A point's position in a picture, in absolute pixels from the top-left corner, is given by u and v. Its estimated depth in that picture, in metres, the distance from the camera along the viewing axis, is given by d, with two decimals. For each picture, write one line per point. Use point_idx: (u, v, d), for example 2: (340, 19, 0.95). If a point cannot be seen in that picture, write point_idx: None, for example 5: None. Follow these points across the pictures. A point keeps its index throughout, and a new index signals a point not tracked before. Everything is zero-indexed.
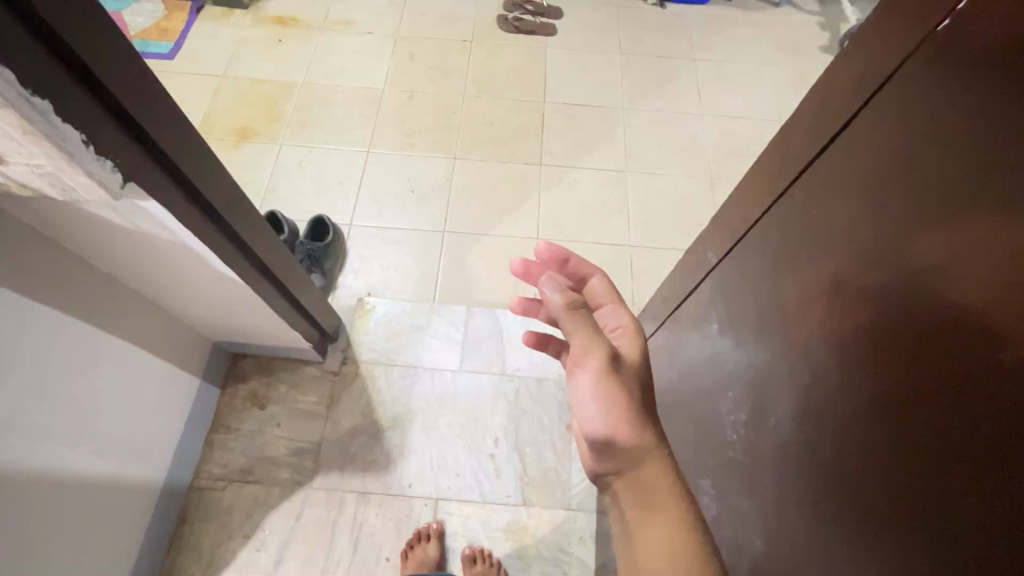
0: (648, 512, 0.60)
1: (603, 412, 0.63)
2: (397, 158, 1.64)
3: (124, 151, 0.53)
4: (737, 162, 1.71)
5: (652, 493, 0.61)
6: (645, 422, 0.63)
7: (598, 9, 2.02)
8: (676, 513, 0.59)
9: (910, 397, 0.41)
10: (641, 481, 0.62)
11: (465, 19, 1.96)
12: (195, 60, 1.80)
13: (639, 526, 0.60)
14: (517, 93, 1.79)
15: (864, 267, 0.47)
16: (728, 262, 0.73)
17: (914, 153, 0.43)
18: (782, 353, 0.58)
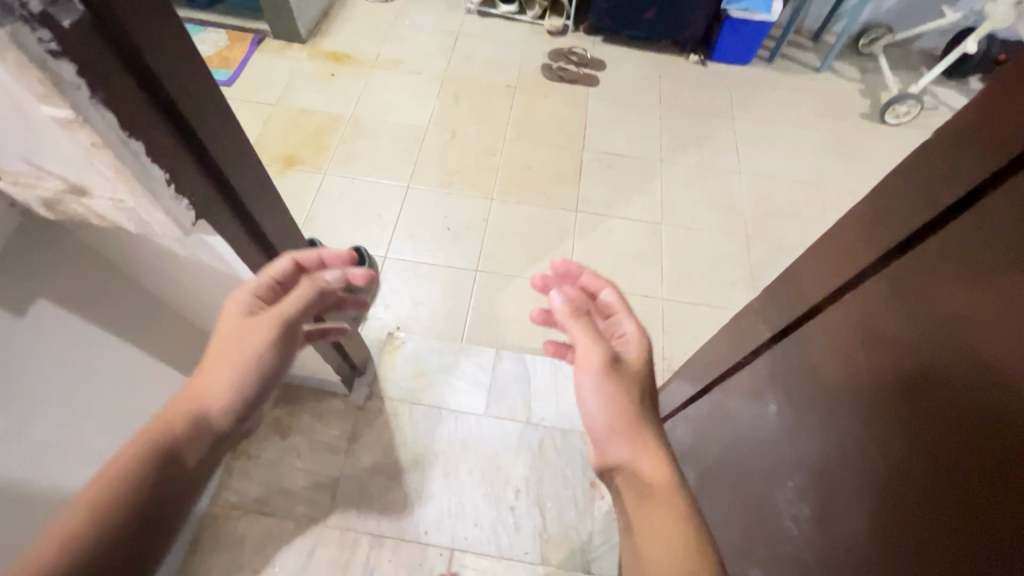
0: (646, 504, 0.67)
1: (603, 408, 0.74)
2: (436, 195, 1.67)
3: (199, 189, 0.54)
4: (773, 222, 1.71)
5: (649, 483, 0.69)
6: (638, 418, 0.73)
7: (640, 64, 2.07)
8: (676, 504, 0.65)
9: (1000, 537, 0.36)
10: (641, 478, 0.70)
11: (511, 66, 2.02)
12: (252, 89, 1.88)
13: (640, 518, 0.66)
14: (557, 140, 1.83)
15: (943, 380, 0.42)
16: (784, 341, 0.67)
17: (1005, 271, 0.37)
18: (846, 458, 0.52)
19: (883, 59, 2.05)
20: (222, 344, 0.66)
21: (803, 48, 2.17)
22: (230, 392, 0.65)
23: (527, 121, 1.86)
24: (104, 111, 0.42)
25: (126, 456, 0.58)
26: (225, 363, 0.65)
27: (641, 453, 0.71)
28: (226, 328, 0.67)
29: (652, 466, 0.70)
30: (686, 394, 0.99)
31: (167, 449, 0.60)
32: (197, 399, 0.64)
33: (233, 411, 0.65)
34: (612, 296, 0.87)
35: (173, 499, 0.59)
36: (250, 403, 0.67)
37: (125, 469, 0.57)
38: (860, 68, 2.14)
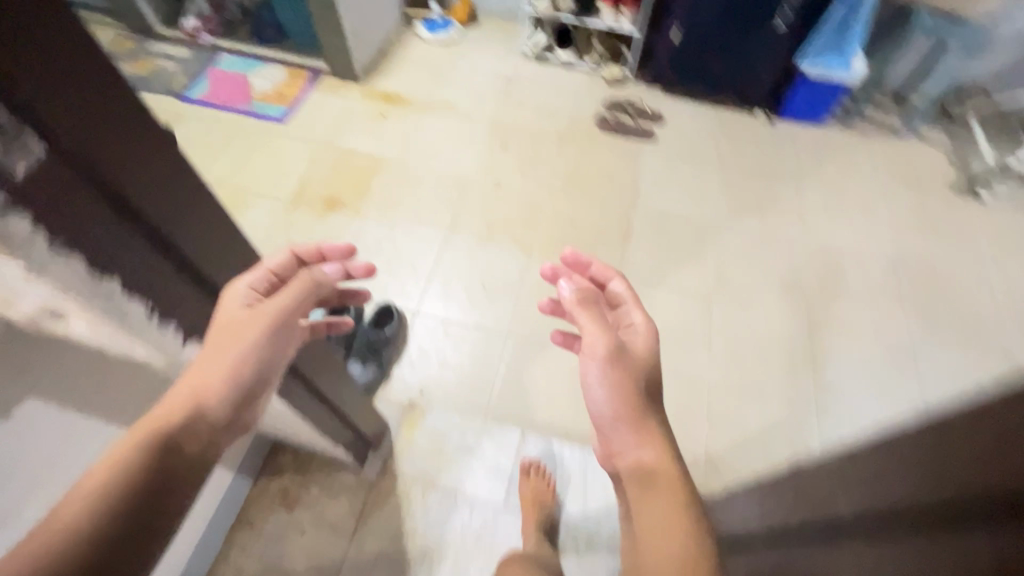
0: (649, 490, 0.63)
1: (607, 394, 0.72)
2: (474, 248, 1.60)
3: (183, 302, 0.52)
4: (840, 304, 1.54)
5: (656, 473, 0.65)
6: (642, 407, 0.70)
7: (702, 118, 1.96)
8: (676, 494, 0.61)
9: None
10: (645, 470, 0.66)
11: (564, 115, 1.95)
12: (304, 126, 1.89)
13: (641, 499, 0.63)
14: (606, 196, 1.73)
15: None
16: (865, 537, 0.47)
17: None
18: None
19: (978, 126, 1.85)
20: (222, 331, 0.61)
21: (884, 107, 2.00)
22: (235, 379, 0.60)
23: (576, 174, 1.78)
24: (71, 256, 0.40)
25: (121, 449, 0.52)
26: (229, 347, 0.61)
27: (643, 442, 0.68)
28: (222, 316, 0.62)
29: (659, 458, 0.66)
30: (739, 536, 0.84)
31: (166, 439, 0.54)
32: (198, 386, 0.59)
33: (238, 399, 0.61)
34: (623, 284, 0.81)
35: (176, 490, 0.53)
36: (255, 388, 0.63)
37: (124, 460, 0.51)
38: (950, 133, 1.94)
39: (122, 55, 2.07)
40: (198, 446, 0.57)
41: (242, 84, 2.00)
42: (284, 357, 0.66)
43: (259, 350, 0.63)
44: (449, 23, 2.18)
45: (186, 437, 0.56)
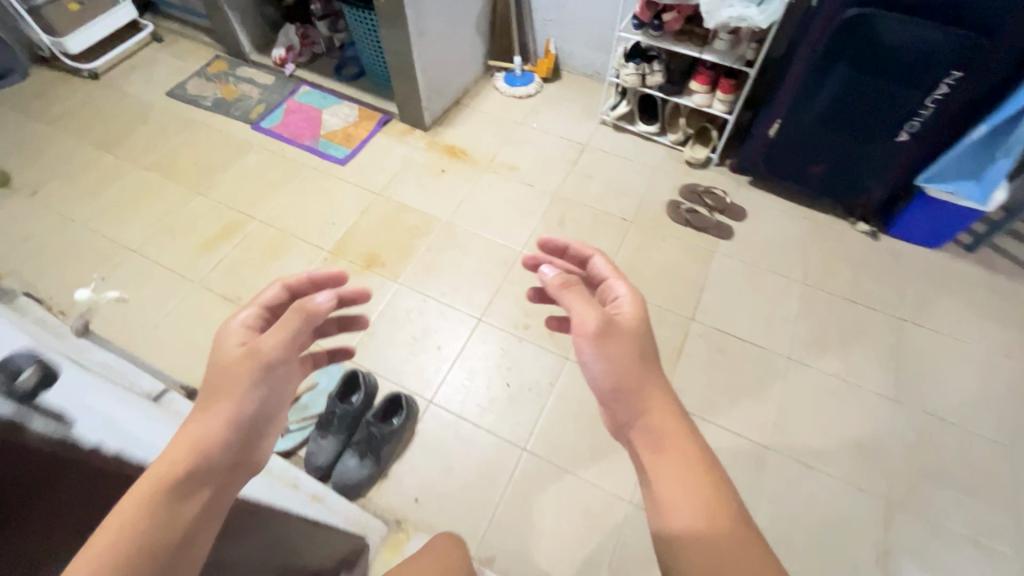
0: (660, 455, 0.69)
1: (614, 366, 0.76)
2: (506, 337, 1.47)
3: None
4: (931, 489, 1.26)
5: (670, 442, 0.70)
6: (640, 377, 0.75)
7: (791, 222, 1.71)
8: (690, 451, 0.69)
9: None
10: (651, 434, 0.71)
11: (633, 195, 1.78)
12: (362, 171, 1.85)
13: (654, 466, 0.69)
14: (662, 299, 1.54)
15: None
16: None
17: None
18: None
19: None
20: (207, 404, 0.66)
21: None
22: (225, 423, 0.65)
23: (633, 267, 1.61)
24: None
25: (148, 487, 0.56)
26: (219, 408, 0.66)
27: (654, 404, 0.73)
28: (225, 360, 0.70)
29: (668, 420, 0.72)
30: None
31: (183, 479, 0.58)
32: (201, 429, 0.64)
33: (231, 443, 0.65)
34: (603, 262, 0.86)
35: (180, 544, 0.54)
36: (254, 429, 0.69)
37: (138, 506, 0.53)
38: None
39: (213, 76, 2.14)
40: (202, 498, 0.58)
41: (313, 118, 2.00)
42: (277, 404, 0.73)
43: (247, 403, 0.68)
44: (529, 78, 2.08)
45: (187, 491, 0.57)
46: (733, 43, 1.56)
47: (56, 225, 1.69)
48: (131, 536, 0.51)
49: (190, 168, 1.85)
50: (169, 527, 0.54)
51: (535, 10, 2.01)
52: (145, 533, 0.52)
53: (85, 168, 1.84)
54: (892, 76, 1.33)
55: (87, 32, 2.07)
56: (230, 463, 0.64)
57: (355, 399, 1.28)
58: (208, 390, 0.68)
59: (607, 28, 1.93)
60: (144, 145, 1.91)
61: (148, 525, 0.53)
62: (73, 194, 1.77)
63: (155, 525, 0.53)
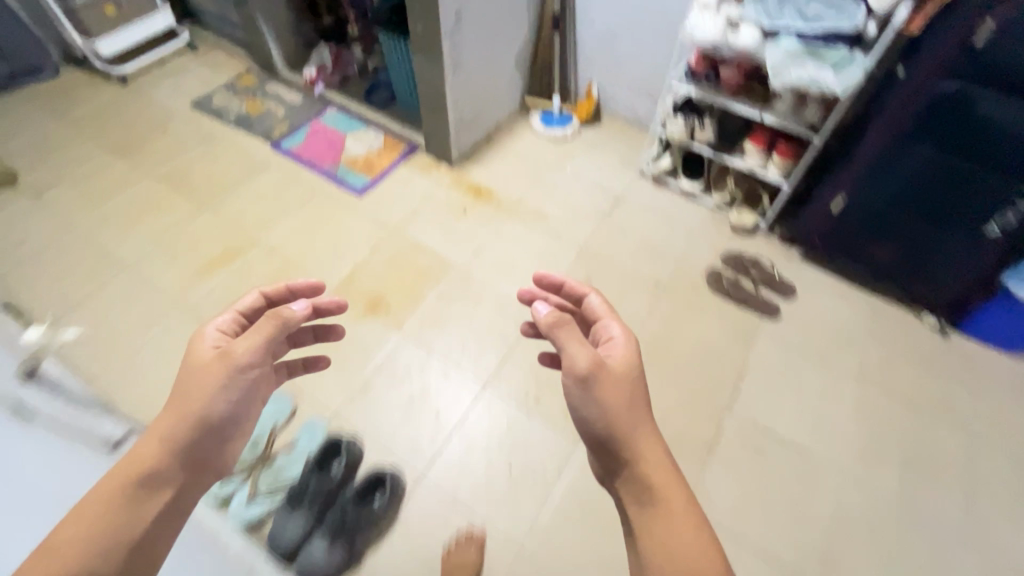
0: (646, 508, 0.69)
1: (607, 411, 0.75)
2: (514, 409, 1.31)
3: None
4: None
5: (655, 492, 0.69)
6: (630, 420, 0.73)
7: (847, 306, 1.52)
8: (680, 500, 0.68)
9: None
10: (639, 482, 0.71)
11: (669, 257, 1.62)
12: (379, 203, 1.72)
13: (640, 517, 0.69)
14: (693, 382, 1.36)
15: None
16: None
17: None
18: None
19: None
20: (177, 403, 0.81)
21: None
22: (191, 423, 0.80)
23: (663, 342, 1.44)
24: None
25: (118, 488, 0.73)
26: (188, 411, 0.80)
27: (646, 449, 0.73)
28: (196, 357, 0.83)
29: (655, 470, 0.71)
30: None
31: (145, 478, 0.75)
32: (172, 426, 0.80)
33: (199, 440, 0.81)
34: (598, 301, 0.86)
35: (136, 533, 0.72)
36: (217, 430, 0.83)
37: (109, 503, 0.72)
38: None
39: (241, 90, 2.07)
40: (167, 491, 0.77)
41: (336, 143, 1.90)
42: (244, 408, 0.87)
43: (213, 406, 0.82)
44: (567, 120, 1.95)
45: (153, 489, 0.75)
46: (796, 105, 1.40)
47: (53, 233, 1.59)
48: (105, 526, 0.70)
49: (201, 184, 1.75)
50: (134, 519, 0.72)
51: (580, 51, 1.90)
52: (110, 526, 0.70)
53: (93, 174, 1.76)
54: (970, 153, 1.16)
55: (120, 37, 2.04)
56: (192, 462, 0.80)
57: (333, 471, 1.15)
58: (175, 392, 0.82)
59: (656, 76, 1.80)
60: (158, 156, 1.83)
61: (113, 518, 0.71)
62: (76, 201, 1.68)
63: (118, 517, 0.71)
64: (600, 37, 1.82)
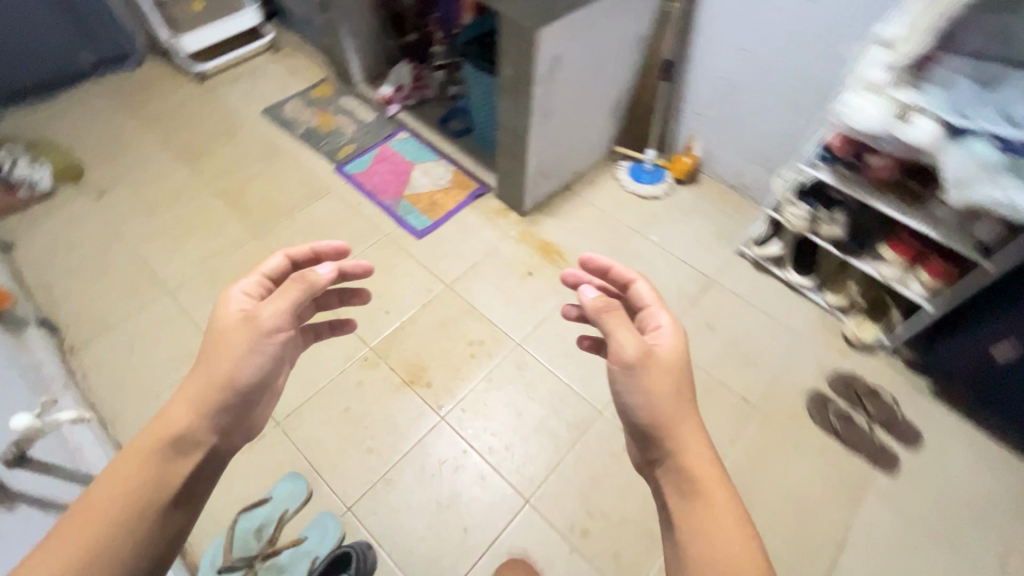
0: (691, 507, 0.65)
1: (652, 399, 0.69)
2: (554, 539, 1.10)
3: None
4: None
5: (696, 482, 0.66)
6: (675, 415, 0.69)
7: (991, 471, 1.20)
8: (724, 499, 0.64)
9: None
10: (684, 479, 0.66)
11: (763, 367, 1.36)
12: (437, 251, 1.56)
13: (682, 515, 0.65)
14: (777, 542, 1.12)
15: None
16: None
17: None
18: None
19: None
20: (201, 369, 0.71)
21: None
22: (219, 388, 0.71)
23: (745, 480, 1.19)
24: None
25: (144, 462, 0.66)
26: (216, 375, 0.71)
27: (684, 437, 0.68)
28: (223, 320, 0.74)
29: (696, 455, 0.67)
30: None
31: (175, 442, 0.68)
32: (206, 390, 0.71)
33: (228, 403, 0.71)
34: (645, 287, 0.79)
35: (162, 500, 0.66)
36: (248, 391, 0.73)
37: (137, 474, 0.65)
38: None
39: (314, 101, 1.97)
40: (198, 457, 0.69)
41: (402, 173, 1.75)
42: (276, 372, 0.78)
43: (241, 368, 0.72)
44: (658, 178, 1.73)
45: (179, 455, 0.68)
46: (960, 220, 1.10)
47: (107, 242, 1.55)
48: (130, 501, 0.64)
49: (259, 204, 1.66)
50: (161, 485, 0.66)
51: (689, 102, 1.64)
52: (137, 496, 0.64)
53: (155, 180, 1.71)
54: None
55: (203, 34, 1.96)
56: (223, 426, 0.71)
57: None
58: (200, 362, 0.72)
59: (778, 145, 1.52)
60: (222, 166, 1.75)
61: (142, 483, 0.65)
62: (135, 208, 1.63)
63: (148, 481, 0.65)
64: (717, 91, 1.55)
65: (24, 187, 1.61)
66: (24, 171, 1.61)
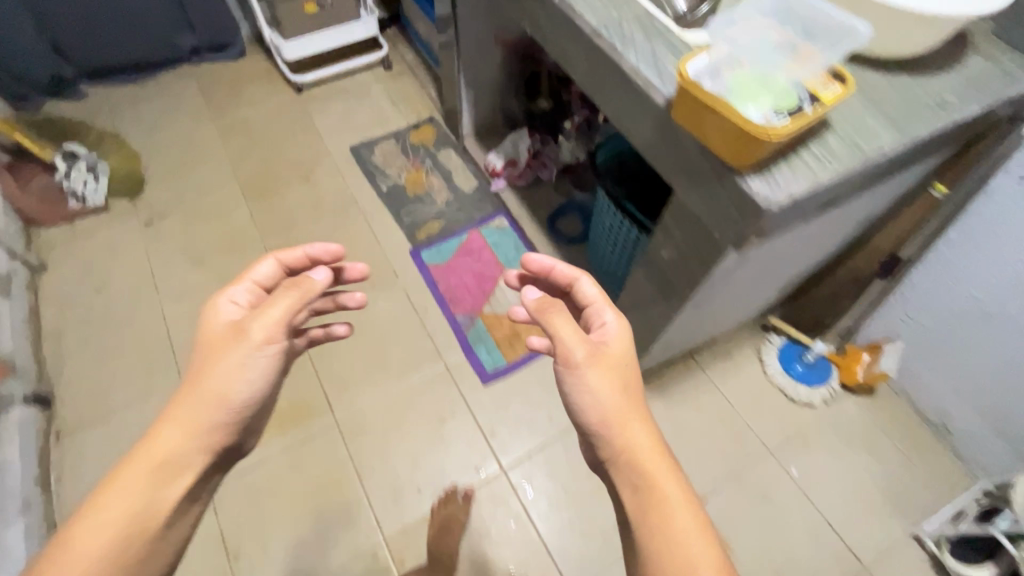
0: (640, 493, 0.67)
1: (599, 394, 0.72)
2: None
3: None
4: None
5: (636, 459, 0.68)
6: (626, 409, 0.71)
7: None
8: (675, 489, 0.67)
9: None
10: (637, 469, 0.68)
11: None
12: (502, 411, 1.22)
13: (636, 506, 0.67)
14: None
15: None
16: None
17: None
18: None
19: None
20: (187, 393, 0.61)
21: None
22: (216, 407, 0.61)
23: None
24: None
25: (136, 486, 0.58)
26: (207, 398, 0.61)
27: (625, 422, 0.70)
28: (212, 336, 0.64)
29: (632, 429, 0.70)
30: None
31: (169, 468, 0.59)
32: (202, 414, 0.61)
33: (226, 422, 0.62)
34: (590, 285, 0.81)
35: (163, 527, 0.58)
36: (249, 408, 0.63)
37: (132, 500, 0.57)
38: None
39: (410, 147, 1.63)
40: (190, 478, 0.60)
41: (489, 277, 1.38)
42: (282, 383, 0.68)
43: (236, 383, 0.62)
44: (820, 378, 1.25)
45: (171, 480, 0.59)
46: None
47: (140, 290, 1.34)
48: (124, 524, 0.56)
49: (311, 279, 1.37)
50: (159, 513, 0.58)
51: (907, 298, 1.14)
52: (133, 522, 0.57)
53: (212, 216, 1.46)
54: None
55: (311, 41, 1.68)
56: (220, 446, 0.62)
57: None
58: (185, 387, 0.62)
59: None
60: (288, 214, 1.48)
61: (136, 512, 0.57)
62: (180, 250, 1.40)
63: (140, 502, 0.57)
64: (966, 308, 1.05)
65: (73, 198, 1.42)
66: (77, 179, 1.41)
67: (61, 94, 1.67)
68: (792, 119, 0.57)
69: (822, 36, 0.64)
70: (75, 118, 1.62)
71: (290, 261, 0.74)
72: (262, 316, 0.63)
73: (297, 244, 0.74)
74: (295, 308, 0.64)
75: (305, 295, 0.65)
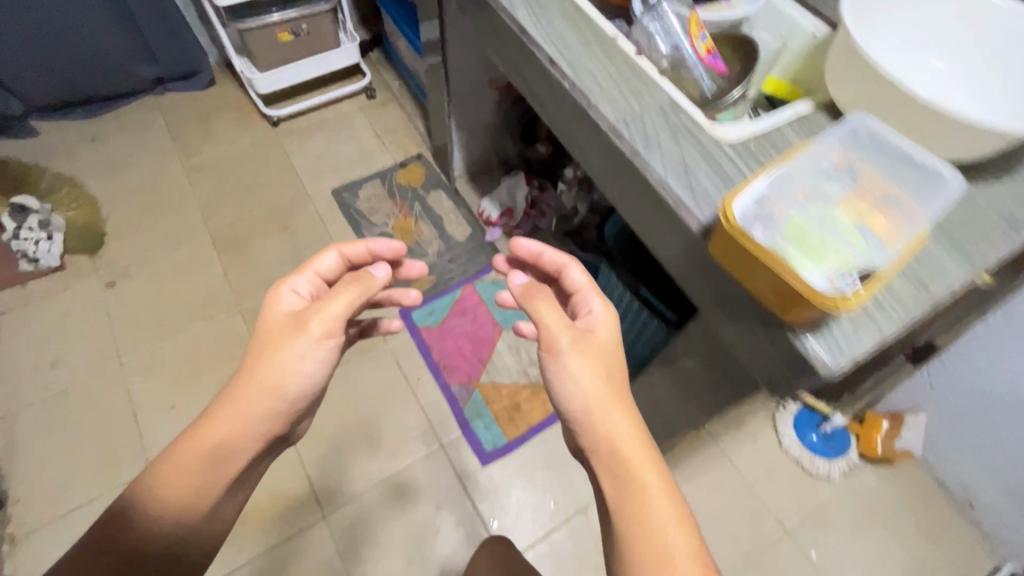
0: (623, 487, 0.60)
1: (581, 381, 0.66)
2: None
3: None
4: None
5: (614, 447, 0.62)
6: (611, 399, 0.64)
7: None
8: (657, 484, 0.59)
9: None
10: (619, 461, 0.61)
11: None
12: (503, 495, 1.13)
13: (617, 506, 0.59)
14: None
15: None
16: None
17: None
18: None
19: None
20: (246, 374, 0.59)
21: None
22: (269, 395, 0.59)
23: None
24: None
25: (198, 462, 0.55)
26: (264, 385, 0.58)
27: (607, 409, 0.64)
28: (272, 325, 0.62)
29: (613, 418, 0.63)
30: None
31: (221, 448, 0.56)
32: (263, 400, 0.58)
33: (279, 418, 0.60)
34: (579, 272, 0.77)
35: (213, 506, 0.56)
36: (301, 399, 0.61)
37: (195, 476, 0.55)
38: None
39: (397, 189, 1.51)
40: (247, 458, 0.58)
41: (484, 338, 1.29)
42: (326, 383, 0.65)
43: (293, 373, 0.59)
44: (839, 450, 1.18)
45: (227, 458, 0.57)
46: None
47: (101, 364, 1.22)
48: (180, 503, 0.55)
49: None
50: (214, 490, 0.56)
51: (934, 371, 1.06)
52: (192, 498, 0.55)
53: (180, 274, 1.34)
54: None
55: (286, 72, 1.54)
56: (276, 433, 0.60)
57: None
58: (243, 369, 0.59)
59: None
60: (265, 270, 1.36)
61: (192, 489, 0.55)
62: (145, 314, 1.28)
63: (200, 482, 0.55)
64: (1002, 392, 0.97)
65: (24, 259, 1.29)
66: (27, 240, 1.28)
67: (10, 132, 1.52)
68: (862, 287, 0.47)
69: (906, 175, 0.54)
70: (24, 161, 1.47)
71: (353, 255, 0.72)
72: (321, 312, 0.60)
73: (360, 239, 0.71)
74: (355, 304, 0.63)
75: (367, 290, 0.63)
